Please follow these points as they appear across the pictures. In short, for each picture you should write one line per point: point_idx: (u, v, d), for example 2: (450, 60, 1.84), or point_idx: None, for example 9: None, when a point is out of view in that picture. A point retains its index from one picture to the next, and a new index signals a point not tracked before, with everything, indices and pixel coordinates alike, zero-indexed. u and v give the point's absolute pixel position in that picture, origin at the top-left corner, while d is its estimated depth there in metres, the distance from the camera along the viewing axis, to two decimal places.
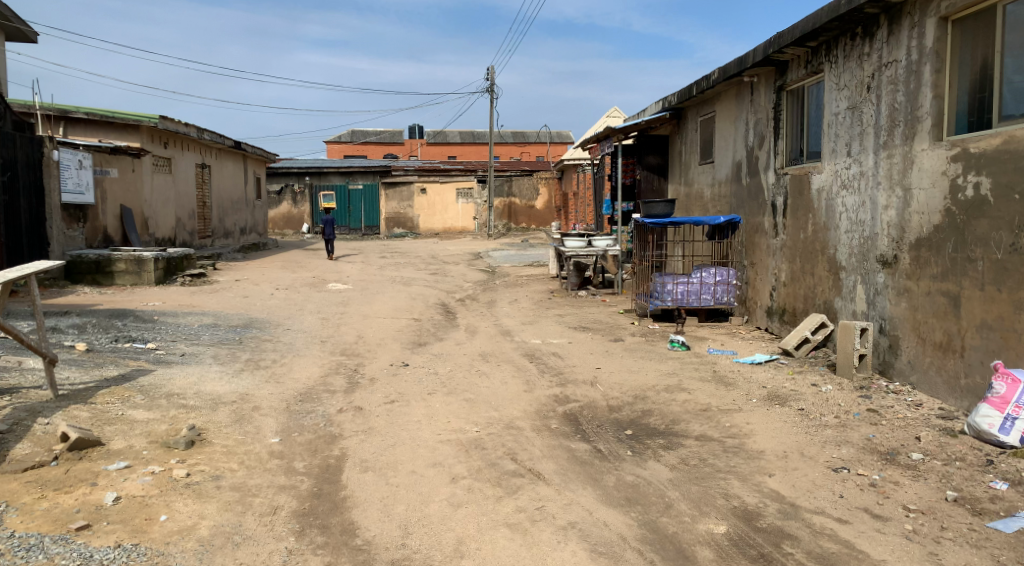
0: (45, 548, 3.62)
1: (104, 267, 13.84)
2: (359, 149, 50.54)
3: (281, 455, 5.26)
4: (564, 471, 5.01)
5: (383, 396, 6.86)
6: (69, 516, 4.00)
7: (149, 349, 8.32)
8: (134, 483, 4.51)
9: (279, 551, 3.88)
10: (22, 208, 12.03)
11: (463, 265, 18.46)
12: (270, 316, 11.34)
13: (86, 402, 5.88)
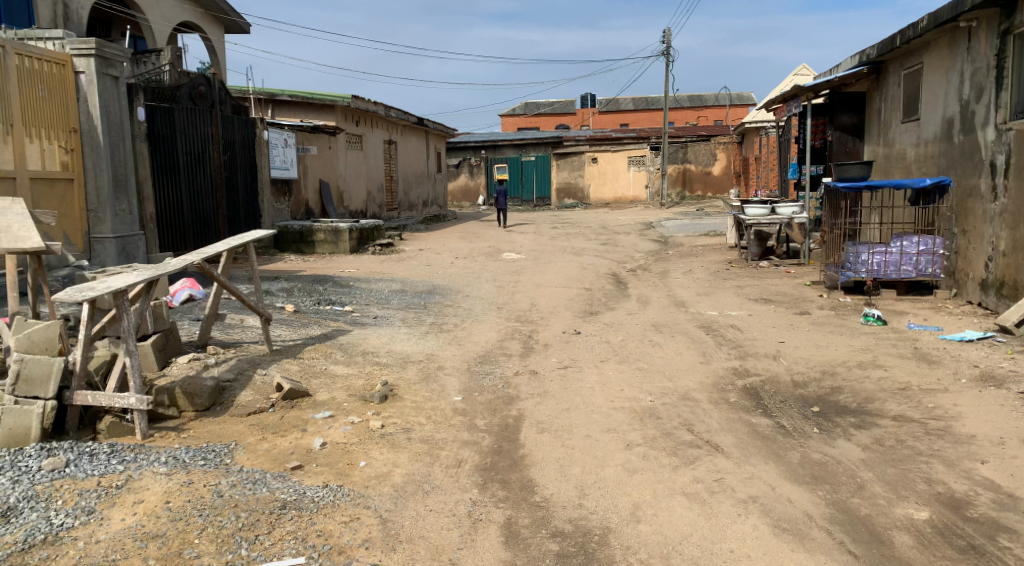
0: (268, 483, 4.05)
1: (306, 237, 15.17)
2: (532, 121, 51.32)
3: (464, 412, 5.55)
4: (744, 445, 4.86)
5: (558, 361, 7.01)
6: (286, 457, 4.50)
7: (346, 311, 9.06)
8: (337, 431, 4.97)
9: (464, 501, 4.11)
10: (240, 183, 13.41)
11: (634, 235, 18.24)
12: (451, 283, 11.89)
13: (296, 356, 6.55)
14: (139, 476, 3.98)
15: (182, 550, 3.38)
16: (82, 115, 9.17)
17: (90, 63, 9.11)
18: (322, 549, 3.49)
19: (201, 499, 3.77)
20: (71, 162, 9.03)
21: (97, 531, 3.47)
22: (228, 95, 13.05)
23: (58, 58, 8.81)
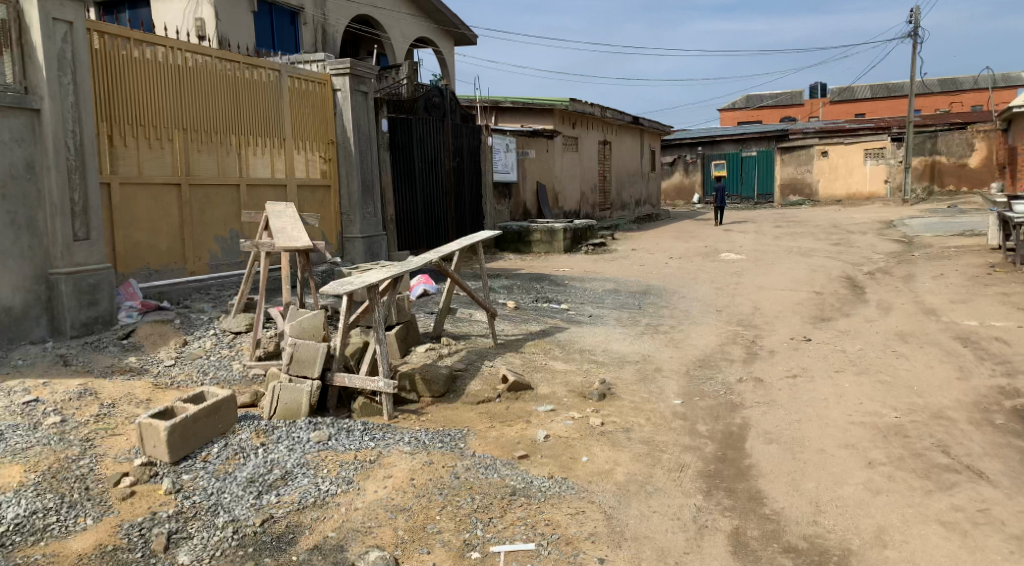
0: (498, 469, 4.27)
1: (524, 237, 15.73)
2: (754, 115, 48.94)
3: (685, 416, 5.45)
4: (1015, 474, 4.28)
5: (785, 369, 6.63)
6: (513, 445, 4.71)
7: (563, 309, 9.26)
8: (559, 425, 5.10)
9: (688, 506, 4.04)
10: (466, 187, 14.22)
11: (872, 236, 16.71)
12: (667, 283, 11.69)
13: (518, 351, 6.83)
14: (388, 453, 4.39)
15: (425, 524, 3.67)
16: (338, 129, 10.27)
17: (345, 81, 10.16)
18: (550, 538, 3.62)
19: (441, 479, 4.08)
20: (329, 171, 10.17)
21: (356, 500, 3.88)
22: (458, 104, 13.89)
23: (320, 79, 9.95)
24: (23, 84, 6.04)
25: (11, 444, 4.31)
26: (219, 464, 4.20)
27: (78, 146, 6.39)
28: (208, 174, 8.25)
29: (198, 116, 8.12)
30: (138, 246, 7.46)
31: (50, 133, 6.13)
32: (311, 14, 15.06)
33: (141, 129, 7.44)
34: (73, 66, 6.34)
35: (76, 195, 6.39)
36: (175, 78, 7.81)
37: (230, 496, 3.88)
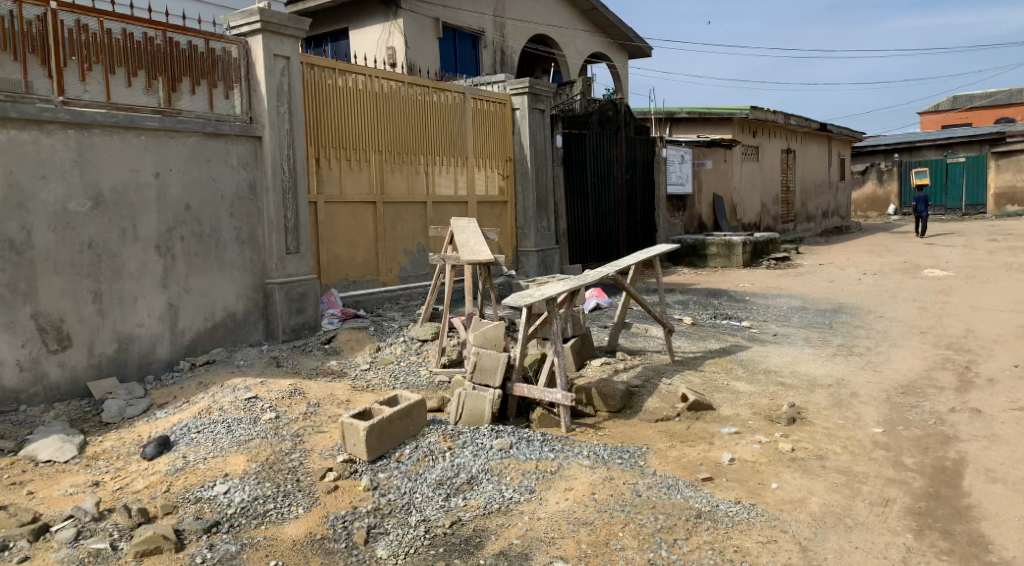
0: (681, 490, 4.17)
1: (700, 250, 15.30)
2: (962, 116, 44.41)
3: (887, 446, 5.02)
4: None
5: (1008, 400, 5.92)
6: (696, 467, 4.58)
7: (744, 327, 8.89)
8: (745, 448, 4.89)
9: (897, 545, 3.71)
10: (639, 201, 14.09)
11: None
12: (861, 302, 10.87)
13: (698, 369, 6.63)
14: (569, 465, 4.43)
15: (609, 540, 3.66)
16: (516, 146, 10.59)
17: (524, 100, 10.46)
18: None
19: (622, 496, 4.04)
20: (506, 187, 10.50)
21: (539, 509, 3.95)
22: (633, 118, 13.82)
23: (500, 98, 10.32)
24: (248, 114, 6.80)
25: (236, 435, 4.83)
26: (411, 465, 4.44)
27: (292, 169, 7.06)
28: (399, 192, 8.81)
29: (391, 138, 8.70)
30: (338, 259, 8.09)
31: (270, 157, 6.83)
32: (491, 37, 15.63)
33: (343, 152, 8.09)
34: (289, 97, 7.04)
35: (290, 213, 7.05)
36: (372, 103, 8.43)
37: (421, 497, 4.10)
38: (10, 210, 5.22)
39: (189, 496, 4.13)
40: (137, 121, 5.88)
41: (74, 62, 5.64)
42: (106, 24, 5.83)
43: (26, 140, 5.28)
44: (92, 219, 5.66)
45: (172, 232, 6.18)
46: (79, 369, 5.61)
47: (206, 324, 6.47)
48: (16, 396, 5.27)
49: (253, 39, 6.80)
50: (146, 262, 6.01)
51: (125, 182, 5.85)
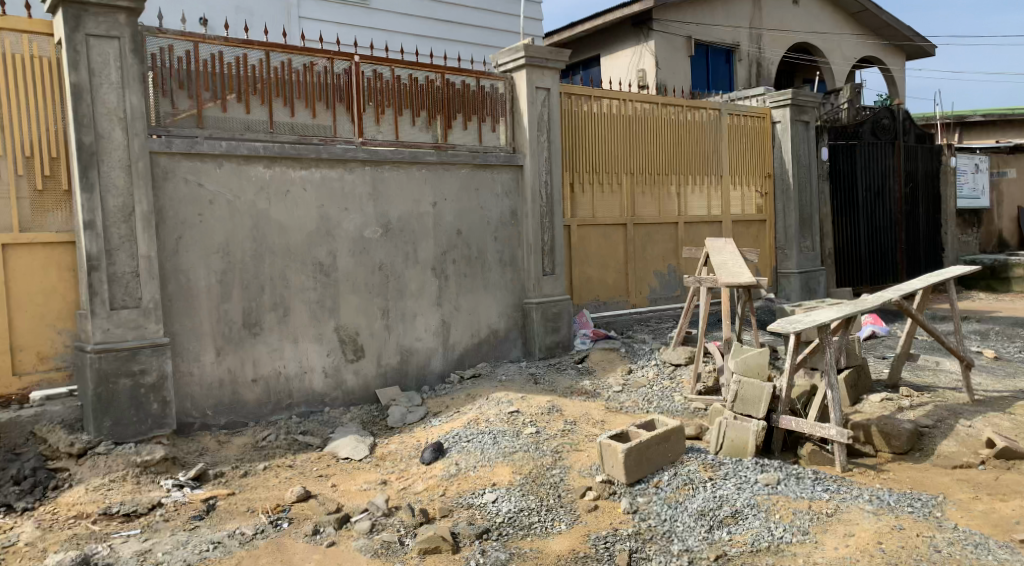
0: (993, 550, 3.60)
1: (1000, 272, 13.25)
2: None
3: None
4: None
5: None
6: (1010, 526, 3.93)
7: None
8: None
9: None
10: (921, 217, 12.60)
11: None
12: None
13: (1005, 411, 5.71)
14: (848, 509, 4.06)
15: None
16: (776, 161, 10.07)
17: (785, 113, 9.91)
18: None
19: (916, 550, 3.60)
20: (765, 205, 10.02)
21: (815, 553, 3.66)
22: (914, 124, 12.43)
23: (759, 113, 9.88)
24: (512, 144, 7.22)
25: (501, 446, 5.10)
26: (671, 492, 4.36)
27: (550, 194, 7.36)
28: (651, 213, 8.78)
29: (645, 160, 8.72)
30: (591, 280, 8.25)
31: (531, 184, 7.18)
32: (746, 50, 15.08)
33: (597, 175, 8.27)
34: (549, 126, 7.36)
35: (547, 236, 7.35)
36: (627, 126, 8.51)
37: (683, 525, 4.01)
38: (321, 238, 6.03)
39: (463, 501, 4.43)
40: (420, 156, 6.51)
41: (371, 107, 6.41)
42: (397, 72, 6.54)
43: (334, 177, 6.09)
44: (382, 244, 6.36)
45: (446, 255, 6.74)
46: (369, 378, 6.32)
47: (473, 341, 6.95)
48: (322, 398, 6.08)
49: (518, 74, 7.21)
50: (424, 282, 6.61)
51: (409, 212, 6.50)
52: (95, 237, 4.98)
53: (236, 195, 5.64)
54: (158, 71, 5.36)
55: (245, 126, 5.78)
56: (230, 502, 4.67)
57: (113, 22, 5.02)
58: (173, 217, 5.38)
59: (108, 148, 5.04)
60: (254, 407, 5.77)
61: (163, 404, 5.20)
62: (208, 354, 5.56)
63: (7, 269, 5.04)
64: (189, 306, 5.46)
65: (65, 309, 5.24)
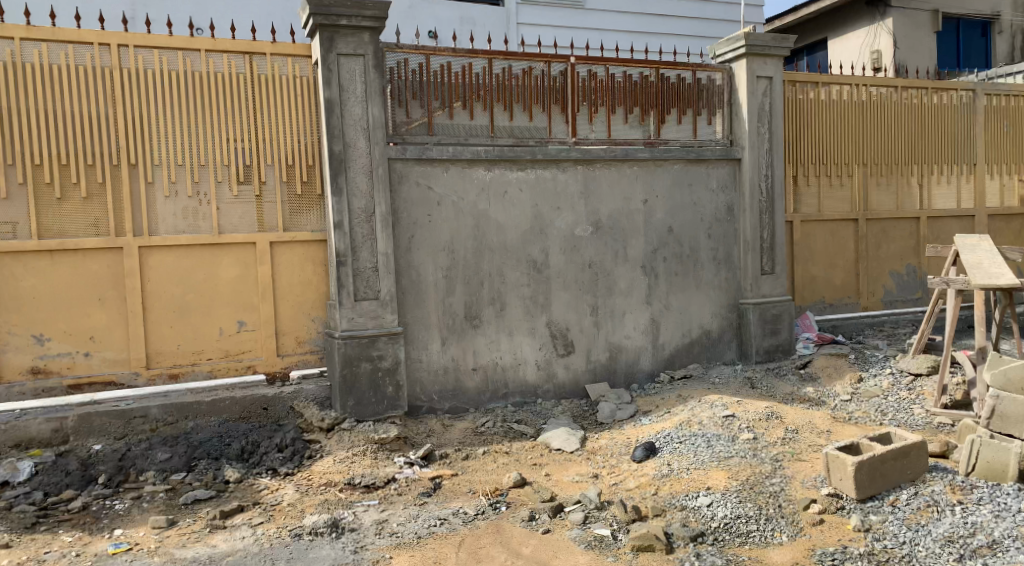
0: None
1: None
2: None
3: None
4: None
5: None
6: None
7: None
8: None
9: None
10: None
11: None
12: None
13: None
14: None
15: None
16: None
17: None
18: None
19: None
20: None
21: None
22: None
23: None
24: (729, 138, 6.97)
25: (716, 450, 4.96)
26: (910, 513, 4.02)
27: (770, 189, 6.99)
28: (886, 208, 8.03)
29: (880, 149, 7.99)
30: (815, 280, 7.72)
31: (748, 179, 6.88)
32: (1008, 20, 13.28)
33: (823, 167, 7.72)
34: (770, 117, 6.99)
35: (766, 233, 6.99)
36: (860, 113, 7.85)
37: (925, 550, 3.73)
38: (536, 235, 6.24)
39: (676, 502, 4.38)
40: (632, 154, 6.49)
41: (585, 106, 6.50)
42: (611, 70, 6.56)
43: (548, 177, 6.26)
44: (595, 242, 6.43)
45: (657, 253, 6.66)
46: (580, 372, 6.43)
47: (685, 340, 6.81)
48: (535, 390, 6.30)
49: (737, 65, 6.94)
50: (635, 280, 6.59)
51: (621, 209, 6.52)
52: (343, 236, 5.56)
53: (460, 196, 6.00)
54: (395, 83, 5.83)
55: (469, 130, 6.12)
56: (454, 483, 4.99)
57: (360, 41, 5.55)
58: (405, 218, 5.84)
59: (354, 155, 5.59)
60: (474, 395, 6.12)
61: (396, 388, 5.69)
62: (434, 344, 5.97)
63: (273, 264, 5.77)
64: (418, 299, 5.91)
65: (318, 299, 5.89)
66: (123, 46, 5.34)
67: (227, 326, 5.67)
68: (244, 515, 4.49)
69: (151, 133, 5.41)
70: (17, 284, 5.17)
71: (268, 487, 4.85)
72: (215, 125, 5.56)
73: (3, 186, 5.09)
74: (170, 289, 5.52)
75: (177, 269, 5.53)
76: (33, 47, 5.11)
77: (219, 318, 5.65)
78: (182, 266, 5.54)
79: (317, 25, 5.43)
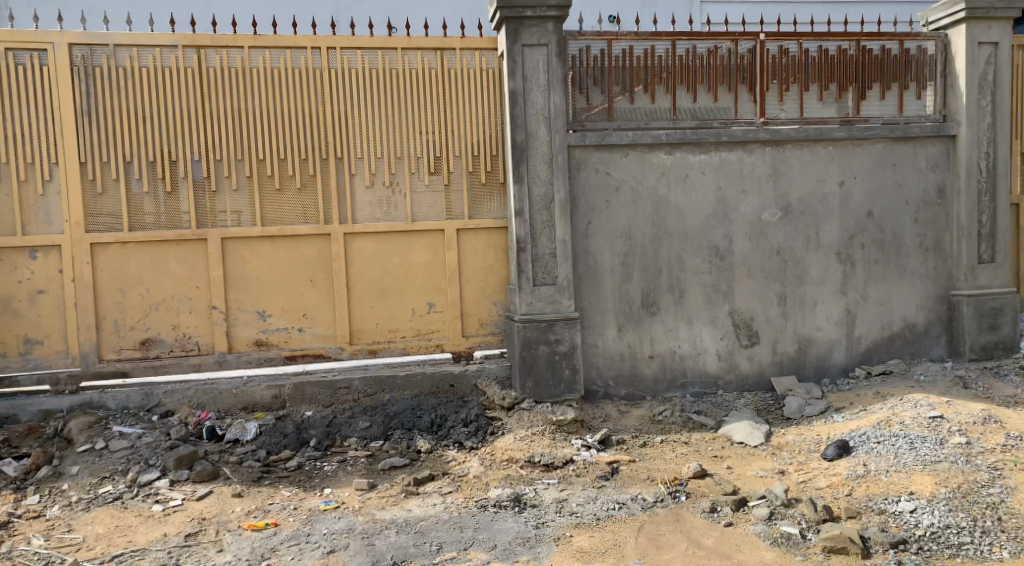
0: None
1: None
2: None
3: None
4: None
5: None
6: None
7: None
8: None
9: None
10: None
11: None
12: None
13: None
14: None
15: None
16: None
17: None
18: None
19: None
20: None
21: None
22: None
23: None
24: (943, 113, 6.34)
25: (920, 453, 4.58)
26: None
27: (991, 168, 6.28)
28: None
29: None
30: None
31: (965, 157, 6.22)
32: None
33: None
34: (994, 87, 6.25)
35: (985, 218, 6.29)
36: None
37: None
38: (719, 221, 6.05)
39: (873, 505, 4.11)
40: (827, 133, 6.09)
41: (775, 85, 6.19)
42: (805, 45, 6.19)
43: (732, 160, 6.04)
44: (783, 227, 6.12)
45: (854, 239, 6.21)
46: (765, 364, 6.17)
47: (884, 334, 6.31)
48: (715, 380, 6.13)
49: (953, 31, 6.28)
50: (828, 268, 6.20)
51: (813, 192, 6.15)
52: (524, 223, 5.71)
53: (639, 181, 5.94)
54: (576, 70, 5.89)
55: (650, 115, 6.04)
56: (632, 469, 5.00)
57: (544, 31, 5.66)
58: (584, 204, 5.88)
59: (536, 144, 5.72)
60: (651, 383, 6.07)
61: (574, 371, 5.78)
62: (611, 330, 5.99)
63: (460, 250, 6.06)
64: (595, 285, 5.94)
65: (500, 284, 6.12)
66: (332, 49, 5.81)
67: (418, 307, 6.05)
68: (434, 484, 4.80)
69: (353, 129, 5.86)
70: (245, 267, 5.80)
71: (455, 459, 5.13)
72: (407, 119, 5.91)
73: (233, 180, 5.72)
74: (369, 273, 5.97)
75: (376, 254, 5.97)
76: (259, 54, 5.70)
77: (410, 300, 6.03)
78: (380, 252, 5.97)
79: (504, 17, 5.59)
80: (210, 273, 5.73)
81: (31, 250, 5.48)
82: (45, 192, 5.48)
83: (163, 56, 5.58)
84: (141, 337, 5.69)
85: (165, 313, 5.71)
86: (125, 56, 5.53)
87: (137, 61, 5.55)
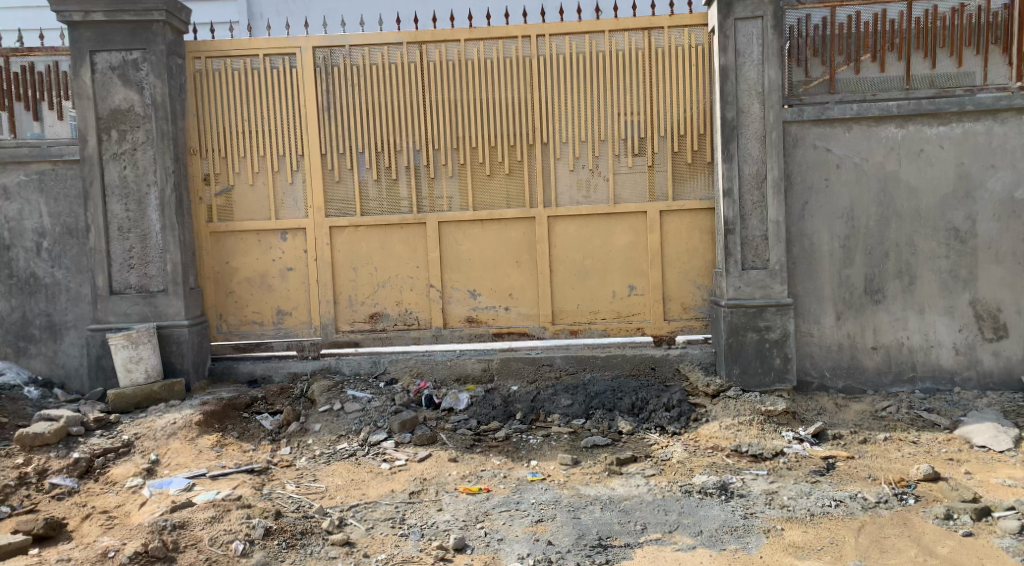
0: None
1: None
2: None
3: None
4: None
5: None
6: None
7: None
8: None
9: None
10: None
11: None
12: None
13: None
14: None
15: None
16: None
17: None
18: None
19: None
20: None
21: None
22: None
23: None
24: None
25: None
26: None
27: None
28: None
29: None
30: None
31: None
32: None
33: None
34: None
35: None
36: None
37: None
38: (960, 200, 5.46)
39: None
40: None
41: None
42: None
43: (979, 131, 5.42)
44: None
45: None
46: (1013, 361, 5.50)
47: None
48: (950, 377, 5.56)
49: None
50: None
51: None
52: (732, 204, 5.51)
53: (864, 158, 5.50)
54: (794, 41, 5.54)
55: (879, 85, 5.54)
56: (851, 466, 4.69)
57: (759, 2, 5.39)
58: (800, 183, 5.54)
59: (747, 121, 5.48)
60: (874, 376, 5.63)
61: (785, 360, 5.51)
62: (828, 318, 5.61)
63: (664, 232, 5.99)
64: (811, 269, 5.58)
65: (704, 267, 5.97)
66: (541, 36, 5.96)
67: (620, 289, 6.07)
68: (637, 465, 4.82)
69: (560, 113, 5.98)
70: (459, 249, 6.16)
71: (657, 442, 5.11)
72: (613, 102, 5.93)
73: (448, 166, 6.08)
74: (573, 255, 6.08)
75: (580, 237, 6.06)
76: (474, 46, 5.99)
77: (612, 282, 6.07)
78: (584, 234, 6.06)
79: None
80: (428, 254, 6.15)
81: (282, 232, 6.20)
82: (292, 181, 6.18)
83: (390, 53, 6.05)
84: (371, 311, 6.24)
85: (390, 290, 6.22)
86: (358, 55, 6.05)
87: (368, 59, 6.06)
